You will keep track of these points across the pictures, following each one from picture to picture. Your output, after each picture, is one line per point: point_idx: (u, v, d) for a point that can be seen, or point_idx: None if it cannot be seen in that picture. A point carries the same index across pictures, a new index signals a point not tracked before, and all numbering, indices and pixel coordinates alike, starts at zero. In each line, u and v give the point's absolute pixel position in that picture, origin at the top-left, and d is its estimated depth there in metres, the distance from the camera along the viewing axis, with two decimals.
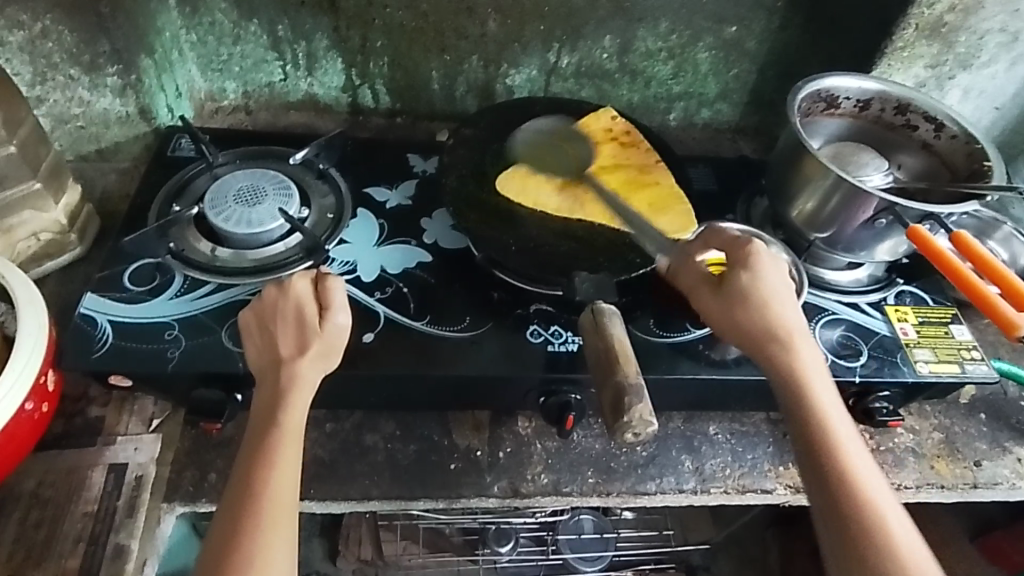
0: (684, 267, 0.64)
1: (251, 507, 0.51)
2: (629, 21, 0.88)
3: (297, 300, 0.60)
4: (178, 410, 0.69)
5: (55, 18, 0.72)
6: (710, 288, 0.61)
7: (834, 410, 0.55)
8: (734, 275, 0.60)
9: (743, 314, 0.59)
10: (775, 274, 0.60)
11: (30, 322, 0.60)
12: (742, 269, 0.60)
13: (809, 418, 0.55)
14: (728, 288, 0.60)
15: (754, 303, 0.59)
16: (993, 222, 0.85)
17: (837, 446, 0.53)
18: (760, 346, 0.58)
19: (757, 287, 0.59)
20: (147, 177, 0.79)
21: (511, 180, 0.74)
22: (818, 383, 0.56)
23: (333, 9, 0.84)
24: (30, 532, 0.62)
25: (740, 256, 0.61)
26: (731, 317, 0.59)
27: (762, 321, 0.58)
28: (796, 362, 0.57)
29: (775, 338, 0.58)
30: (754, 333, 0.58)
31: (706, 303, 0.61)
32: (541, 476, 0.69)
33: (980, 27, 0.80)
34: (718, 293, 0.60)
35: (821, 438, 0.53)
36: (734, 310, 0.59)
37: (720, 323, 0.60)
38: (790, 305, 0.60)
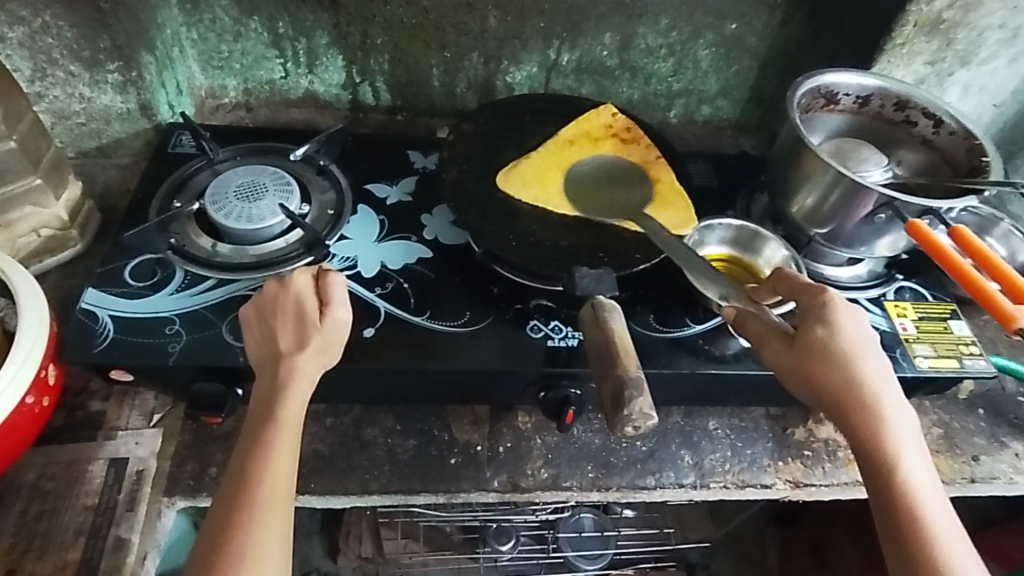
0: (752, 316, 0.60)
1: (247, 501, 0.51)
2: (630, 18, 0.88)
3: (297, 295, 0.60)
4: (179, 404, 0.70)
5: (55, 13, 0.72)
6: (782, 341, 0.57)
7: (920, 475, 0.54)
8: (811, 329, 0.57)
9: (824, 374, 0.56)
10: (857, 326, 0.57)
11: (30, 315, 0.61)
12: (820, 322, 0.57)
13: (893, 485, 0.53)
14: (805, 344, 0.57)
15: (834, 362, 0.56)
16: (993, 218, 0.85)
17: (922, 517, 0.52)
18: (840, 405, 0.56)
19: (835, 341, 0.56)
20: (148, 173, 0.79)
21: (512, 176, 0.74)
22: (904, 446, 0.55)
23: (334, 6, 0.85)
24: (31, 524, 0.62)
25: (815, 307, 0.58)
26: (809, 377, 0.56)
27: (844, 381, 0.56)
28: (881, 425, 0.55)
29: (859, 401, 0.55)
30: (834, 392, 0.56)
31: (778, 357, 0.57)
32: (540, 470, 0.69)
33: (979, 23, 0.80)
34: (794, 348, 0.57)
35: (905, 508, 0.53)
36: (812, 368, 0.56)
37: (794, 380, 0.57)
38: (874, 358, 0.57)
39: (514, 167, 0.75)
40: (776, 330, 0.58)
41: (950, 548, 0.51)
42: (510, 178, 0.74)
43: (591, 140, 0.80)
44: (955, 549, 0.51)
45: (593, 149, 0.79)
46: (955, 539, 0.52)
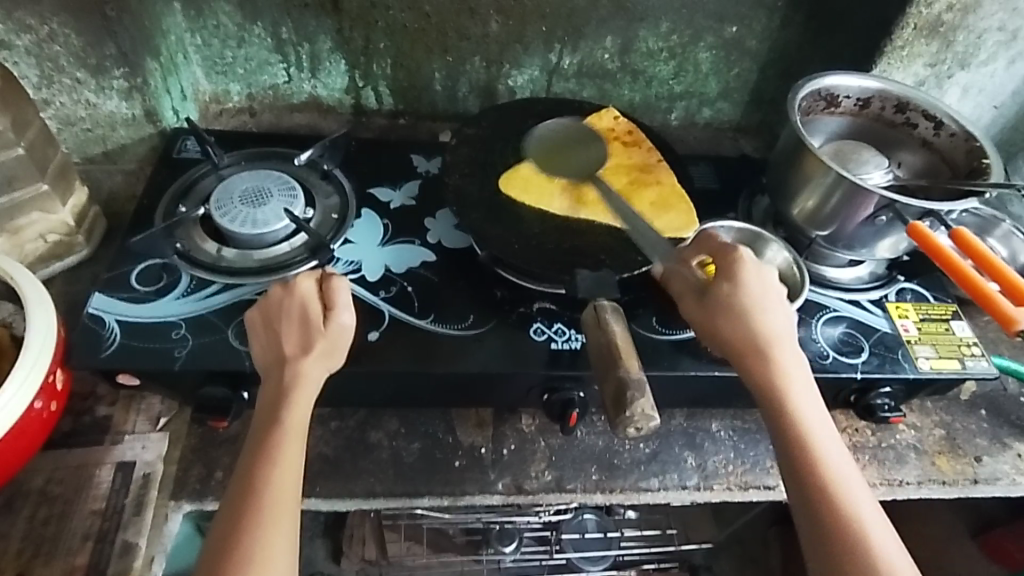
0: (675, 275, 0.64)
1: (254, 504, 0.51)
2: (630, 22, 0.89)
3: (302, 300, 0.61)
4: (185, 409, 0.70)
5: (62, 21, 0.72)
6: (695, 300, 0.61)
7: (812, 411, 0.55)
8: (717, 285, 0.59)
9: (724, 324, 0.58)
10: (759, 280, 0.60)
11: (38, 321, 0.61)
12: (723, 278, 0.60)
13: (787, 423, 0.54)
14: (710, 298, 0.59)
15: (736, 311, 0.58)
16: (993, 219, 0.85)
17: (815, 447, 0.53)
18: (739, 353, 0.57)
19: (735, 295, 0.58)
20: (153, 178, 0.80)
21: (512, 179, 0.74)
22: (797, 384, 0.56)
23: (337, 11, 0.85)
24: (39, 529, 0.62)
25: (723, 265, 0.60)
26: (715, 327, 0.58)
27: (741, 326, 0.57)
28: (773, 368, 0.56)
29: (753, 349, 0.57)
30: (735, 342, 0.57)
31: (691, 312, 0.61)
32: (544, 473, 0.70)
33: (979, 25, 0.81)
34: (701, 303, 0.60)
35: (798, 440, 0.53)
36: (718, 326, 0.58)
37: (704, 334, 0.59)
38: (774, 309, 0.59)
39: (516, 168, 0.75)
40: (690, 287, 0.62)
41: (843, 475, 0.52)
42: (511, 180, 0.74)
43: (592, 145, 0.80)
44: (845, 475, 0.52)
45: (597, 152, 0.80)
46: (846, 466, 0.53)
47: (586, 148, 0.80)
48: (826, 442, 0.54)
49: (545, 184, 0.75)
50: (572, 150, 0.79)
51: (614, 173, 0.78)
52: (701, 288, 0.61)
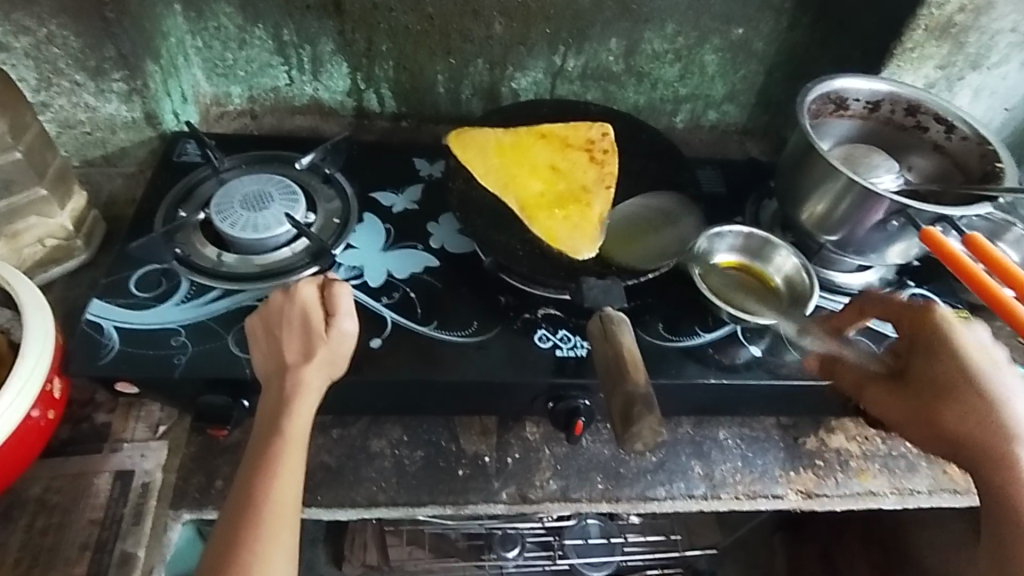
0: (842, 366, 0.66)
1: (252, 517, 0.50)
2: (636, 24, 0.88)
3: (303, 307, 0.60)
4: (185, 416, 0.69)
5: (61, 23, 0.71)
6: (889, 387, 0.62)
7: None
8: (926, 341, 0.60)
9: (927, 370, 0.60)
10: (970, 335, 0.59)
11: (36, 328, 0.60)
12: (932, 342, 0.60)
13: (984, 452, 0.55)
14: (918, 362, 0.61)
15: (941, 389, 0.58)
16: (1005, 224, 0.84)
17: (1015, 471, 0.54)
18: (936, 393, 0.58)
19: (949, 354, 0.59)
20: (153, 182, 0.79)
21: (463, 139, 0.76)
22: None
23: (339, 13, 0.84)
24: (36, 539, 0.61)
25: (923, 328, 0.61)
26: (923, 412, 0.59)
27: (963, 395, 0.57)
28: (981, 401, 0.56)
29: (948, 392, 0.58)
30: (936, 382, 0.59)
31: (881, 398, 0.62)
32: (549, 481, 0.69)
33: (991, 26, 0.79)
34: (907, 384, 0.61)
35: (1004, 491, 0.54)
36: (920, 389, 0.60)
37: (898, 399, 0.61)
38: (1006, 382, 0.57)
39: (472, 130, 0.77)
40: (870, 376, 0.64)
41: None
42: (460, 138, 0.76)
43: (563, 147, 0.77)
44: None
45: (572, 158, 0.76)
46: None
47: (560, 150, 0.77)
48: None
49: (485, 152, 0.75)
50: (537, 142, 0.77)
51: (555, 175, 0.75)
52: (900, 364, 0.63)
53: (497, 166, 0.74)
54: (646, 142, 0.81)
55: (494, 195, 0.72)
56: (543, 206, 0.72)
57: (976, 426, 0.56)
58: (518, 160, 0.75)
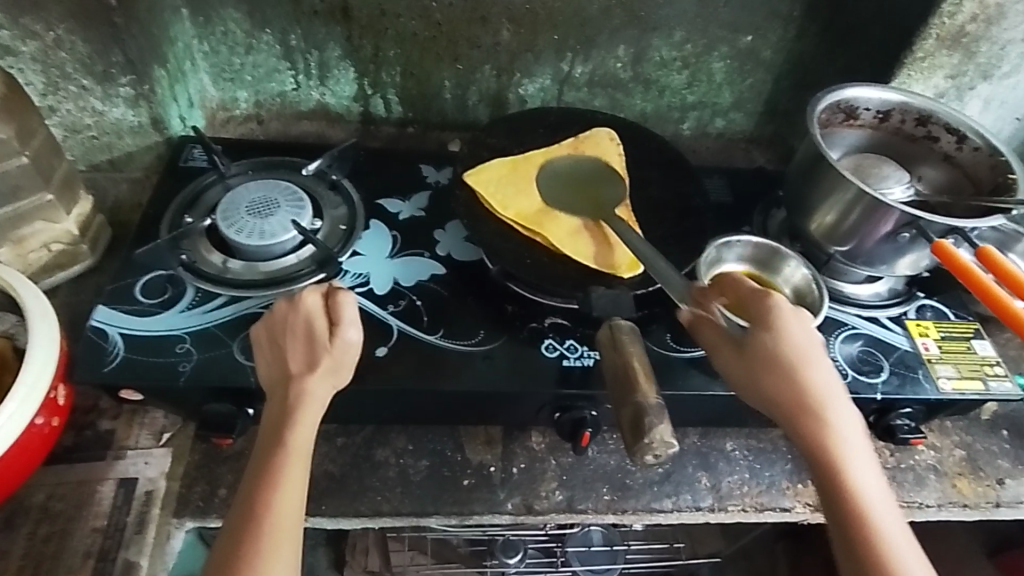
0: (709, 323, 0.58)
1: (255, 531, 0.49)
2: (644, 31, 0.87)
3: (307, 316, 0.59)
4: (189, 424, 0.69)
5: (69, 28, 0.71)
6: (734, 351, 0.57)
7: (867, 479, 0.51)
8: (758, 335, 0.56)
9: (771, 382, 0.54)
10: (801, 327, 0.56)
11: (40, 335, 0.60)
12: (765, 331, 0.56)
13: (835, 469, 0.51)
14: (752, 351, 0.55)
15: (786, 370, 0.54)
16: (1015, 234, 0.83)
17: (843, 457, 0.52)
18: (786, 408, 0.53)
19: (809, 375, 0.54)
20: (159, 188, 0.79)
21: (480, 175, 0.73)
22: (856, 455, 0.52)
23: (346, 19, 0.84)
24: (39, 547, 0.61)
25: (763, 312, 0.57)
26: (759, 376, 0.55)
27: (802, 404, 0.53)
28: (825, 421, 0.53)
29: (808, 403, 0.53)
30: (785, 395, 0.54)
31: (730, 366, 0.57)
32: (555, 493, 0.68)
33: (1002, 37, 0.79)
34: (744, 356, 0.56)
35: (840, 474, 0.51)
36: (764, 376, 0.54)
37: (743, 386, 0.56)
38: (817, 353, 0.55)
39: (484, 164, 0.75)
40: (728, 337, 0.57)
41: (865, 479, 0.51)
42: (476, 173, 0.73)
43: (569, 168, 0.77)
44: (880, 499, 0.51)
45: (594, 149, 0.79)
46: (900, 525, 0.50)
47: (575, 147, 0.78)
48: (870, 483, 0.51)
49: (502, 180, 0.73)
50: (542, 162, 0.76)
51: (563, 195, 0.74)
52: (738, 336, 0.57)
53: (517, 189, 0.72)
54: (653, 150, 0.81)
55: (509, 222, 0.70)
56: (566, 215, 0.71)
57: (811, 387, 0.54)
58: (530, 174, 0.74)
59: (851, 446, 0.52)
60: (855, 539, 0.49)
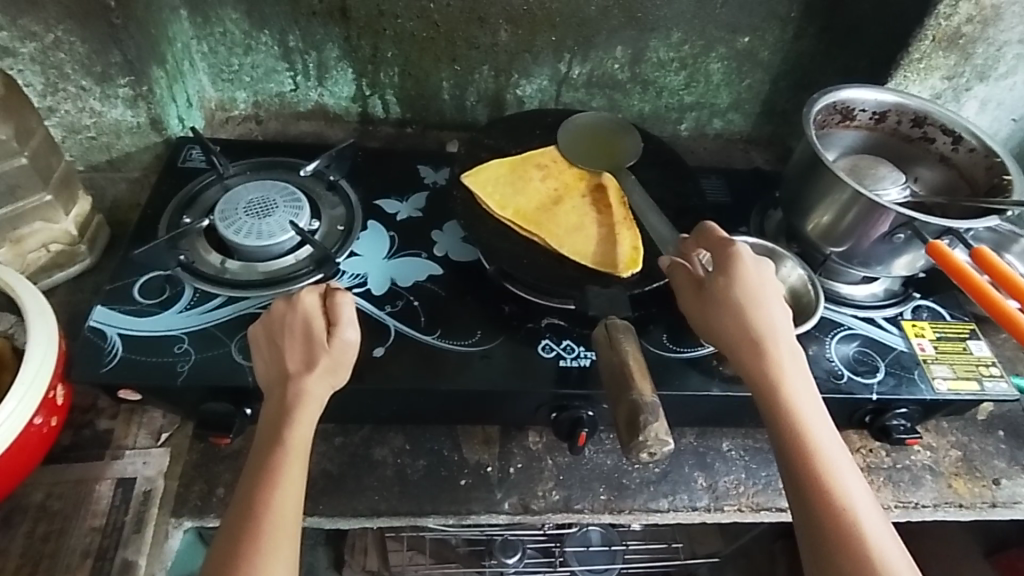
0: (681, 269, 0.61)
1: (253, 528, 0.50)
2: (642, 32, 0.87)
3: (304, 315, 0.59)
4: (187, 424, 0.69)
5: (68, 28, 0.72)
6: (694, 294, 0.59)
7: (810, 409, 0.53)
8: (714, 278, 0.58)
9: (723, 320, 0.57)
10: (757, 272, 0.58)
11: (39, 334, 0.60)
12: (720, 274, 0.58)
13: (778, 402, 0.53)
14: (709, 293, 0.58)
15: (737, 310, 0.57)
16: (1012, 235, 0.83)
17: (787, 391, 0.54)
18: (735, 345, 0.56)
19: (756, 314, 0.57)
20: (158, 188, 0.79)
21: (478, 176, 0.73)
22: (800, 390, 0.54)
23: (344, 19, 0.84)
24: (37, 546, 0.61)
25: (721, 257, 0.59)
26: (715, 316, 0.57)
27: (750, 342, 0.56)
28: (771, 358, 0.55)
29: (755, 341, 0.56)
30: (737, 333, 0.56)
31: (692, 308, 0.59)
32: (552, 492, 0.68)
33: (999, 38, 0.79)
34: (703, 298, 0.58)
35: (783, 406, 0.53)
36: (718, 315, 0.57)
37: (703, 326, 0.58)
38: (769, 295, 0.58)
39: (482, 164, 0.75)
40: (691, 281, 0.60)
41: (807, 412, 0.53)
42: (474, 173, 0.74)
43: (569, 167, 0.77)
44: (822, 431, 0.52)
45: (594, 144, 0.80)
46: (842, 456, 0.52)
47: (573, 148, 0.79)
48: (812, 416, 0.53)
49: (500, 180, 0.73)
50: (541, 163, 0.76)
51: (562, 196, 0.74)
52: (698, 281, 0.60)
53: (515, 189, 0.73)
54: (651, 151, 0.81)
55: (507, 222, 0.70)
56: (564, 216, 0.72)
57: (758, 326, 0.56)
58: (528, 175, 0.75)
59: (795, 382, 0.54)
60: (796, 463, 0.51)
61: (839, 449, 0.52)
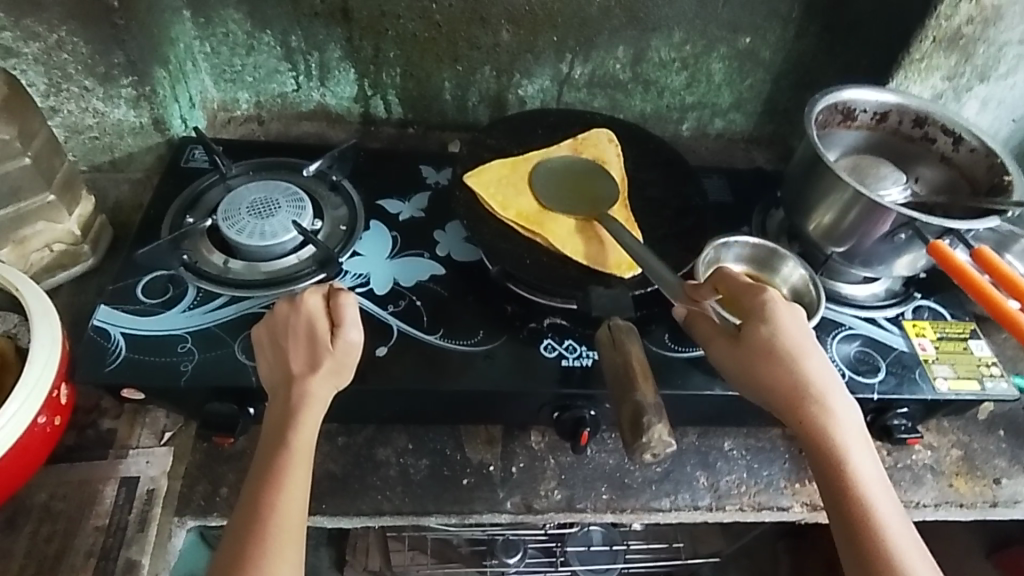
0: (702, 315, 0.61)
1: (259, 529, 0.50)
2: (643, 32, 0.88)
3: (308, 317, 0.59)
4: (190, 424, 0.69)
5: (71, 29, 0.72)
6: (730, 344, 0.58)
7: (866, 469, 0.54)
8: (754, 328, 0.57)
9: (768, 373, 0.56)
10: (794, 320, 0.58)
11: (43, 334, 0.60)
12: (760, 323, 0.57)
13: (837, 470, 0.54)
14: (748, 343, 0.57)
15: (782, 364, 0.56)
16: (1013, 235, 0.83)
17: (845, 457, 0.54)
18: (783, 400, 0.56)
19: (804, 368, 0.56)
20: (160, 189, 0.79)
21: (481, 176, 0.74)
22: (857, 453, 0.54)
23: (346, 20, 0.84)
24: (41, 546, 0.61)
25: (758, 306, 0.58)
26: (756, 369, 0.56)
27: (800, 399, 0.55)
28: (825, 418, 0.55)
29: (806, 397, 0.55)
30: (783, 388, 0.56)
31: (726, 358, 0.59)
32: (554, 492, 0.69)
33: (999, 38, 0.79)
34: (740, 348, 0.58)
35: (842, 474, 0.53)
36: (761, 368, 0.56)
37: (739, 377, 0.58)
38: (811, 345, 0.57)
39: (484, 164, 0.75)
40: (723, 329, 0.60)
41: (866, 478, 0.54)
42: (476, 173, 0.74)
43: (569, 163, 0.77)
44: (883, 499, 0.53)
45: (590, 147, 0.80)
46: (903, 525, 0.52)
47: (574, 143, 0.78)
48: (871, 482, 0.54)
49: (501, 181, 0.73)
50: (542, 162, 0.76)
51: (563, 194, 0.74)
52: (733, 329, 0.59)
53: (516, 189, 0.73)
54: (652, 151, 0.81)
55: (508, 222, 0.71)
56: (566, 215, 0.72)
57: (807, 381, 0.56)
58: (530, 175, 0.75)
59: (851, 443, 0.54)
60: (858, 532, 0.52)
61: (898, 515, 0.53)
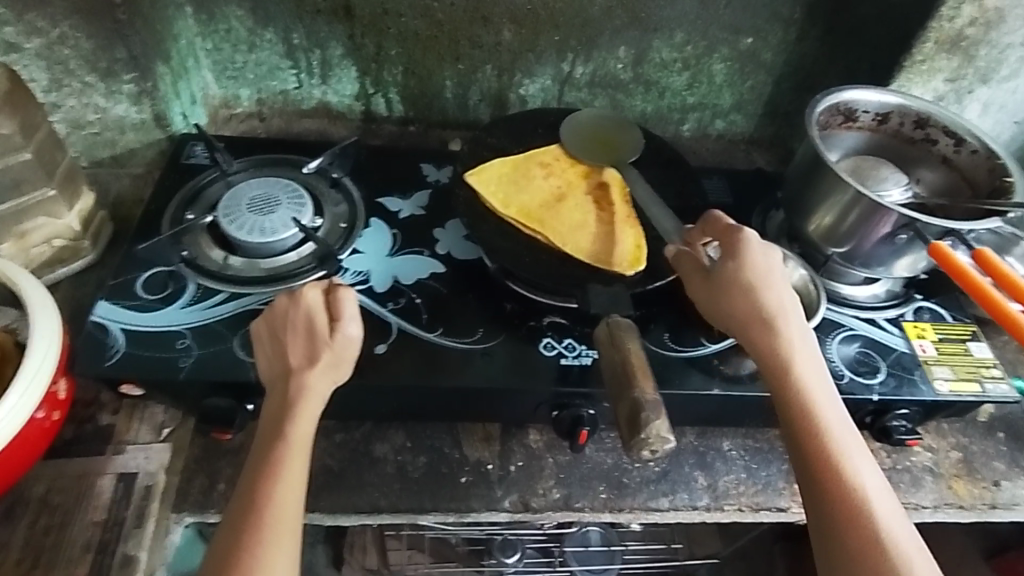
0: (684, 255, 0.63)
1: (255, 521, 0.50)
2: (645, 32, 0.88)
3: (307, 311, 0.59)
4: (189, 419, 0.69)
5: (73, 24, 0.72)
6: (702, 280, 0.60)
7: (822, 396, 0.55)
8: (722, 263, 0.59)
9: (731, 303, 0.58)
10: (766, 255, 0.59)
11: (42, 328, 0.60)
12: (729, 259, 0.59)
13: (791, 392, 0.55)
14: (717, 278, 0.59)
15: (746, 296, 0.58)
16: (1013, 238, 0.83)
17: (799, 381, 0.55)
18: (745, 329, 0.57)
19: (766, 299, 0.57)
20: (161, 184, 0.79)
21: (482, 174, 0.74)
22: (813, 379, 0.55)
23: (349, 17, 0.84)
24: (38, 539, 0.61)
25: (729, 242, 0.60)
26: (723, 302, 0.58)
27: (760, 326, 0.57)
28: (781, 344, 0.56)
29: (765, 326, 0.57)
30: (746, 318, 0.57)
31: (698, 292, 0.60)
32: (552, 490, 0.68)
33: (1001, 41, 0.79)
34: (710, 284, 0.59)
35: (796, 396, 0.54)
36: (726, 299, 0.58)
37: (710, 310, 0.60)
38: (778, 279, 0.59)
39: (484, 163, 0.75)
40: (698, 268, 0.61)
41: (820, 400, 0.54)
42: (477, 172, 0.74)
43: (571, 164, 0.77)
44: (837, 422, 0.54)
45: (594, 141, 0.80)
46: (857, 447, 0.53)
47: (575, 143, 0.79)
48: (826, 405, 0.54)
49: (503, 180, 0.74)
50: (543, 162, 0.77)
51: (564, 194, 0.74)
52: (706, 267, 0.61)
53: (517, 189, 0.73)
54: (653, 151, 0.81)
55: (510, 220, 0.71)
56: (568, 214, 0.72)
57: (769, 312, 0.57)
58: (531, 174, 0.75)
59: (807, 370, 0.56)
60: (810, 451, 0.53)
61: (852, 438, 0.54)
